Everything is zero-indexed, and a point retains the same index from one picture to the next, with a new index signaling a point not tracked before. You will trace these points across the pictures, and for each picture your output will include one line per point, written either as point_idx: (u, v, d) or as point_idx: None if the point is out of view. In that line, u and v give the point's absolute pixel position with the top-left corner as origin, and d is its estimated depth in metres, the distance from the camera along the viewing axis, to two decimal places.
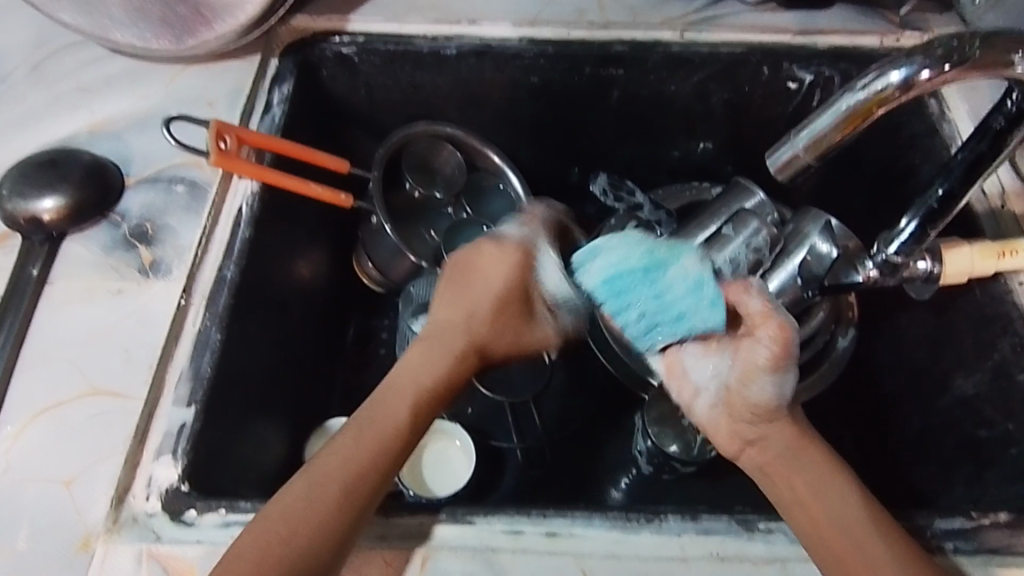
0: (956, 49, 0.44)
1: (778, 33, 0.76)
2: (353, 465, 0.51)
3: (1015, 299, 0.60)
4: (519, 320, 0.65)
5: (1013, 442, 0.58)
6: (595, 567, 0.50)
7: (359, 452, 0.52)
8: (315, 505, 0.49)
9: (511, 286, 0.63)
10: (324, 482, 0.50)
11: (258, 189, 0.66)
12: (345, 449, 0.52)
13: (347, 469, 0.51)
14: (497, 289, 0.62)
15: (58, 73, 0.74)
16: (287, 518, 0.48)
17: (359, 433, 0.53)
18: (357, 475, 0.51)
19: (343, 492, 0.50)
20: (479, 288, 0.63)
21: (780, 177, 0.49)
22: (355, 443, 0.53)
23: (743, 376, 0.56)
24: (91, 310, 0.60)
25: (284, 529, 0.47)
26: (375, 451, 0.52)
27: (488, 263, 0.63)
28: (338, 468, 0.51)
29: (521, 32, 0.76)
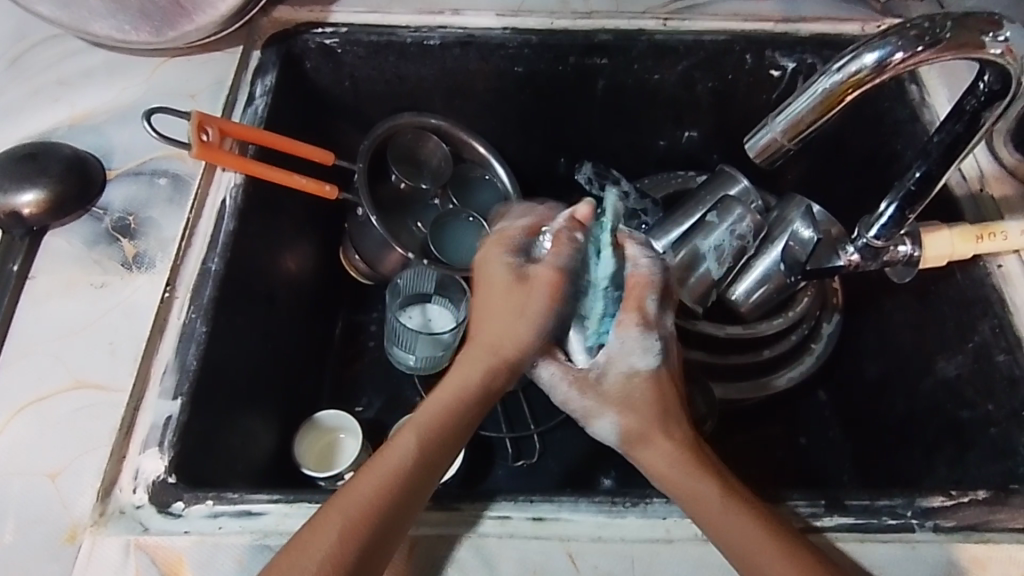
0: (929, 30, 0.44)
1: (761, 21, 0.76)
2: (352, 502, 0.46)
3: (993, 282, 0.60)
4: (522, 290, 0.54)
5: (993, 422, 0.59)
6: (582, 550, 0.50)
7: (369, 483, 0.47)
8: (310, 547, 0.45)
9: (492, 272, 0.55)
10: (322, 528, 0.45)
11: (241, 181, 0.66)
12: (353, 486, 0.47)
13: (351, 504, 0.46)
14: (489, 281, 0.55)
15: (37, 66, 0.73)
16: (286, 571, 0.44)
17: (369, 465, 0.48)
18: (365, 509, 0.46)
19: (342, 526, 0.45)
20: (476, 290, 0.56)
21: (760, 160, 0.50)
22: (363, 478, 0.48)
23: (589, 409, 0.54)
24: (74, 303, 0.60)
25: (284, 561, 0.44)
26: (386, 480, 0.47)
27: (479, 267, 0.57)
28: (340, 503, 0.47)
29: (505, 22, 0.76)
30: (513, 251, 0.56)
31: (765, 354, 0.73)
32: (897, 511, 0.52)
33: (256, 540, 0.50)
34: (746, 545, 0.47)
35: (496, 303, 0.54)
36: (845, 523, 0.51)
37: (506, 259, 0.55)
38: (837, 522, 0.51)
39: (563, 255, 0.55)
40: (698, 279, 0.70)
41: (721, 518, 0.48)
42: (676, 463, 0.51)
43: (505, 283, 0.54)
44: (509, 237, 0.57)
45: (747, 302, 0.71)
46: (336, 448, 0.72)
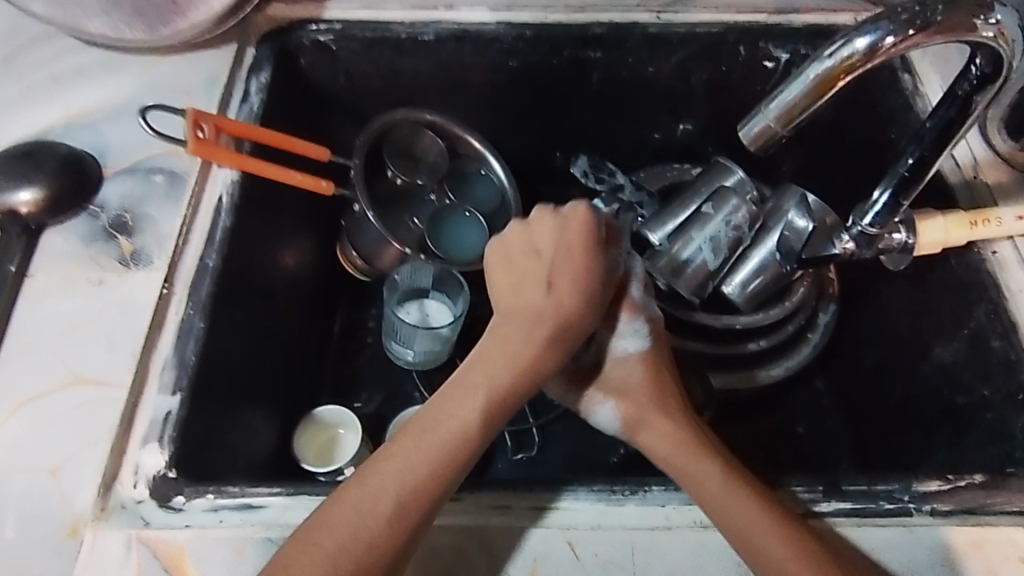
0: (920, 14, 0.45)
1: (753, 13, 0.76)
2: (405, 484, 0.47)
3: (988, 268, 0.61)
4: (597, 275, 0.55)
5: (989, 407, 0.59)
6: (582, 537, 0.51)
7: (400, 470, 0.47)
8: (368, 513, 0.46)
9: (572, 248, 0.55)
10: (372, 508, 0.46)
11: (238, 177, 0.66)
12: (404, 464, 0.48)
13: (382, 494, 0.46)
14: (560, 258, 0.55)
15: (31, 65, 0.73)
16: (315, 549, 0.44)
17: (395, 448, 0.48)
18: (415, 487, 0.47)
19: (399, 503, 0.46)
20: (542, 261, 0.56)
21: (754, 147, 0.51)
22: (391, 462, 0.48)
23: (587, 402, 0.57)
24: (72, 300, 0.60)
25: (316, 536, 0.45)
26: (414, 470, 0.47)
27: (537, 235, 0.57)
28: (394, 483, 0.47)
29: (499, 16, 0.77)
30: (593, 229, 0.55)
31: (762, 343, 0.73)
32: (895, 495, 0.52)
33: (258, 532, 0.50)
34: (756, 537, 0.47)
35: (567, 278, 0.55)
36: (843, 509, 0.52)
37: (585, 242, 0.55)
38: (834, 507, 0.51)
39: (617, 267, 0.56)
40: (694, 270, 0.70)
41: (715, 493, 0.49)
42: (684, 447, 0.52)
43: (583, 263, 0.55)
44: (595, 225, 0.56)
45: (742, 293, 0.71)
46: (335, 444, 0.72)
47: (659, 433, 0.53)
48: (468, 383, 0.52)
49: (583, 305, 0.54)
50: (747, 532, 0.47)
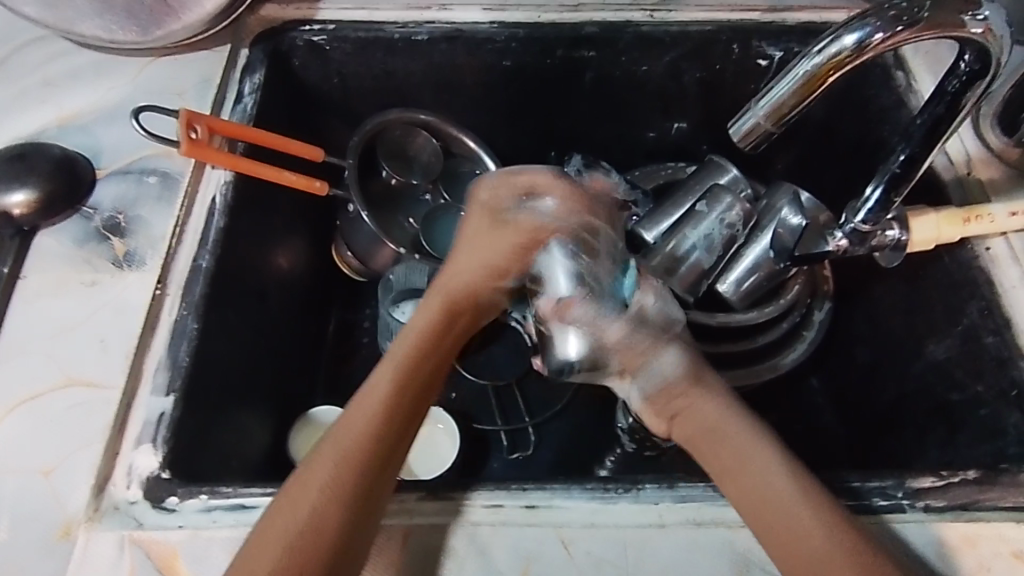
0: (907, 11, 0.45)
1: (746, 11, 0.76)
2: (342, 446, 0.47)
3: (981, 265, 0.61)
4: (500, 231, 0.58)
5: (982, 403, 0.59)
6: (574, 536, 0.51)
7: (351, 433, 0.48)
8: (312, 477, 0.46)
9: (484, 217, 0.60)
10: (317, 471, 0.46)
11: (231, 177, 0.66)
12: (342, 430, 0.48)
13: (344, 457, 0.47)
14: (479, 237, 0.59)
15: (24, 68, 0.73)
16: (278, 518, 0.44)
17: (350, 413, 0.49)
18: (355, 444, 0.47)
19: (341, 461, 0.46)
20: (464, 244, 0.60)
21: (744, 145, 0.51)
22: (346, 426, 0.48)
23: (627, 364, 0.53)
24: (65, 302, 0.60)
25: (286, 504, 0.45)
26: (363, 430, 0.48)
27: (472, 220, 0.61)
28: (331, 445, 0.47)
29: (492, 16, 0.77)
30: (501, 201, 0.60)
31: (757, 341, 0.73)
32: (888, 491, 0.52)
33: (251, 532, 0.50)
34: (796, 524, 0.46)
35: (486, 241, 0.59)
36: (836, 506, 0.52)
37: (494, 214, 0.60)
38: None
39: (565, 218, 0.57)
40: (688, 268, 0.70)
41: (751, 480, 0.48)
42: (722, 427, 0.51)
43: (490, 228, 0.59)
44: (499, 199, 0.60)
45: (737, 291, 0.71)
46: None
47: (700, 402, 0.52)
48: (414, 340, 0.54)
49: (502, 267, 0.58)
50: (776, 511, 0.47)
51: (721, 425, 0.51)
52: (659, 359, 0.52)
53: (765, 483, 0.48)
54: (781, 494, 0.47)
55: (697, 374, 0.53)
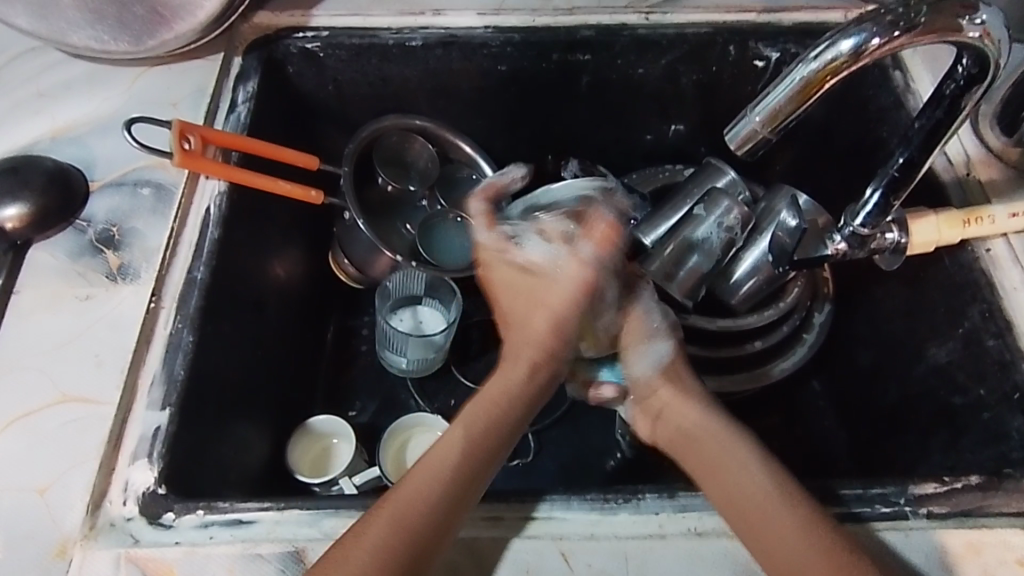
0: (903, 15, 0.44)
1: (743, 13, 0.76)
2: (401, 507, 0.48)
3: (981, 266, 0.60)
4: (540, 293, 0.60)
5: (985, 407, 0.59)
6: (574, 548, 0.50)
7: (426, 477, 0.50)
8: (361, 537, 0.46)
9: (512, 278, 0.61)
10: (366, 530, 0.47)
11: (225, 188, 0.66)
12: (400, 492, 0.49)
13: (408, 501, 0.48)
14: (515, 292, 0.61)
15: (16, 79, 0.73)
16: (333, 560, 0.46)
17: (424, 461, 0.51)
18: (411, 507, 0.48)
19: (395, 522, 0.47)
20: (505, 304, 0.62)
21: (741, 151, 0.51)
22: (420, 471, 0.50)
23: (632, 340, 0.60)
24: (59, 317, 0.60)
25: (339, 552, 0.46)
26: (439, 475, 0.50)
27: (489, 267, 0.63)
28: (390, 504, 0.48)
29: (487, 21, 0.76)
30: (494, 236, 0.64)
31: (758, 344, 0.72)
32: (890, 498, 0.52)
33: (249, 549, 0.50)
34: (775, 530, 0.48)
35: (523, 296, 0.61)
36: (845, 513, 0.51)
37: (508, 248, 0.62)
38: (838, 512, 0.51)
39: (607, 250, 0.60)
40: (687, 273, 0.70)
41: (734, 485, 0.51)
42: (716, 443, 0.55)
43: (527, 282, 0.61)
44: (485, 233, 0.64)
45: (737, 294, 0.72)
46: (330, 455, 0.73)
47: (678, 410, 0.57)
48: (486, 402, 0.56)
49: (560, 316, 0.59)
50: (759, 517, 0.49)
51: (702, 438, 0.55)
52: (651, 347, 0.59)
53: (744, 488, 0.51)
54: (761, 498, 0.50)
55: (674, 374, 0.59)
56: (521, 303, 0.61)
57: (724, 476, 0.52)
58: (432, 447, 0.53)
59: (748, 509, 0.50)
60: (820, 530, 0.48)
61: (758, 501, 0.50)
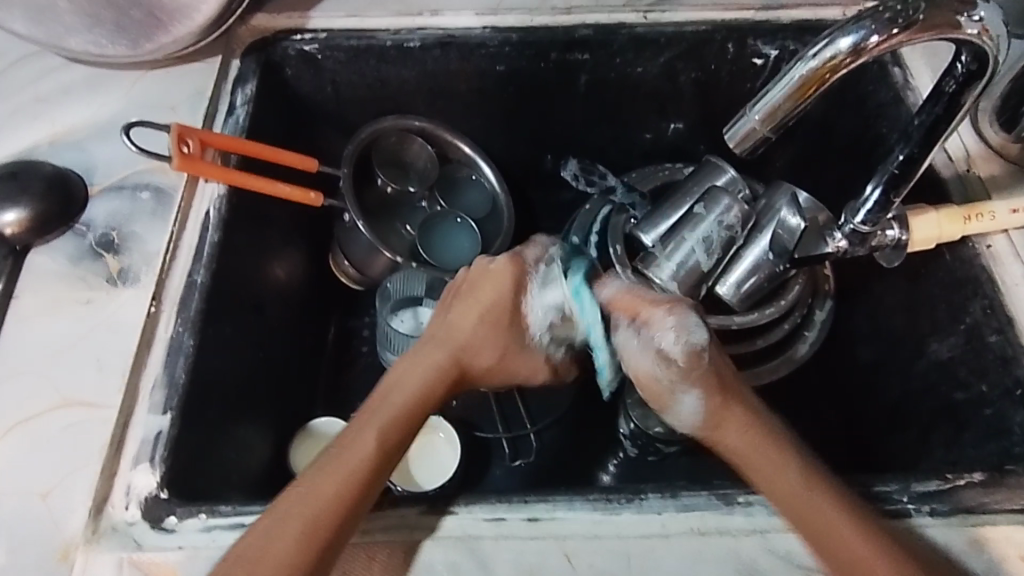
0: (902, 12, 0.44)
1: (741, 10, 0.76)
2: (312, 500, 0.47)
3: (982, 262, 0.60)
4: (504, 336, 0.58)
5: (987, 403, 0.59)
6: (578, 548, 0.50)
7: (338, 467, 0.49)
8: (285, 527, 0.46)
9: (495, 299, 0.58)
10: (282, 526, 0.46)
11: (225, 191, 0.66)
12: (312, 482, 0.48)
13: (318, 493, 0.47)
14: (477, 308, 0.58)
15: (14, 84, 0.73)
16: (243, 553, 0.45)
17: (339, 449, 0.50)
18: (322, 501, 0.47)
19: (306, 528, 0.46)
20: (466, 305, 0.59)
21: (740, 150, 0.51)
22: (333, 458, 0.49)
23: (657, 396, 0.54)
24: (60, 322, 0.60)
25: (269, 536, 0.46)
26: (352, 469, 0.49)
27: (485, 273, 0.60)
28: (305, 489, 0.48)
29: (484, 20, 0.76)
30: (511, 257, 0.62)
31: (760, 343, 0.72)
32: (894, 496, 0.52)
33: None
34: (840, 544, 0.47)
35: (482, 323, 0.58)
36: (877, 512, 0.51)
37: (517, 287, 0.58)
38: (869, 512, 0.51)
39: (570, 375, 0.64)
40: (687, 272, 0.69)
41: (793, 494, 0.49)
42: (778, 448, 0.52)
43: (495, 313, 0.58)
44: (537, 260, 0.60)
45: (738, 293, 0.70)
46: None
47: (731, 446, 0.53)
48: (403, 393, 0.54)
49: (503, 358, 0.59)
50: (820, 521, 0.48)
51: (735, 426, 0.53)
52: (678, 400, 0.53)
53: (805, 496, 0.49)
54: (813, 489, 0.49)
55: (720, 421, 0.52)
56: (480, 323, 0.58)
57: (781, 484, 0.50)
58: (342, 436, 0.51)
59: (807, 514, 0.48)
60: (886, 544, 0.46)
61: (829, 515, 0.48)
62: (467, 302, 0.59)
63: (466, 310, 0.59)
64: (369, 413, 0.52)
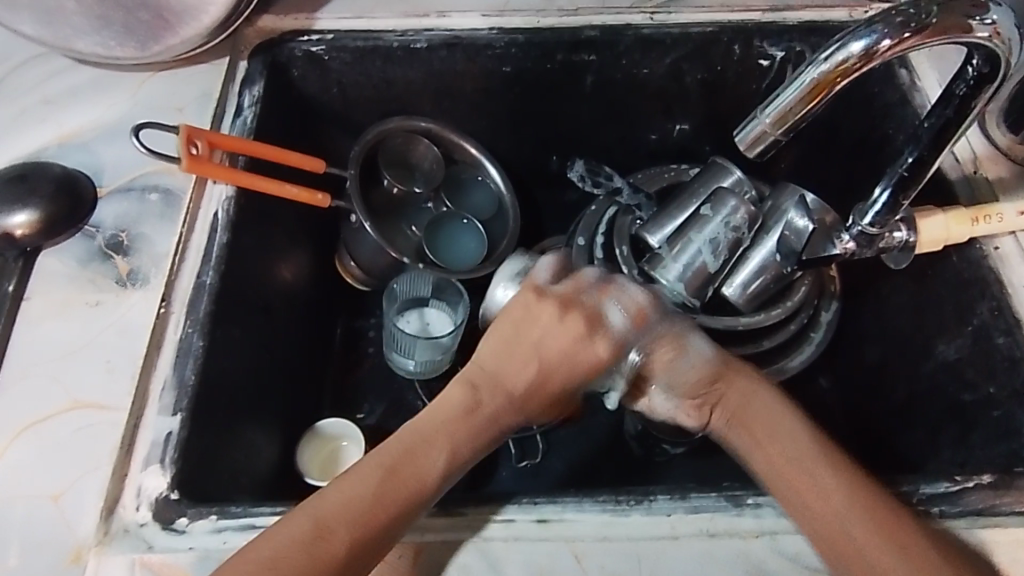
0: (914, 16, 0.44)
1: (747, 11, 0.76)
2: (365, 515, 0.47)
3: (989, 263, 0.61)
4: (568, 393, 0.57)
5: (995, 404, 0.59)
6: (588, 550, 0.50)
7: (397, 490, 0.49)
8: (333, 534, 0.47)
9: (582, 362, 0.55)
10: (333, 535, 0.46)
11: (233, 193, 0.66)
12: (364, 495, 0.48)
13: (370, 510, 0.48)
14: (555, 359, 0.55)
15: (23, 86, 0.73)
16: (275, 555, 0.45)
17: (397, 471, 0.50)
18: (369, 518, 0.47)
19: (355, 545, 0.47)
20: (551, 352, 0.55)
21: (750, 152, 0.51)
22: (392, 477, 0.49)
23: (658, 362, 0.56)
24: (69, 323, 0.60)
25: (315, 533, 0.46)
26: (408, 494, 0.49)
27: (585, 325, 0.55)
28: (358, 499, 0.48)
29: (491, 21, 0.76)
30: (597, 302, 0.56)
31: (765, 343, 0.72)
32: (903, 498, 0.52)
33: None
34: (858, 533, 0.48)
35: (555, 371, 0.56)
36: None
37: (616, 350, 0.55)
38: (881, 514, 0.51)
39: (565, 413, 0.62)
40: (694, 272, 0.69)
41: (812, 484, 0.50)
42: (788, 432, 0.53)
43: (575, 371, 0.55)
44: (624, 341, 0.55)
45: (744, 293, 0.70)
46: (338, 457, 0.73)
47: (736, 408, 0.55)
48: (462, 428, 0.53)
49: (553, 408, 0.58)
50: (834, 511, 0.49)
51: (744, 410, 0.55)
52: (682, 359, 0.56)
53: (823, 484, 0.50)
54: (811, 464, 0.51)
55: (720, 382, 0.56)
56: (557, 374, 0.56)
57: (801, 469, 0.50)
58: (391, 460, 0.50)
59: (819, 504, 0.49)
60: (897, 531, 0.47)
61: (841, 503, 0.49)
62: (551, 347, 0.55)
63: (542, 354, 0.55)
64: (424, 439, 0.52)
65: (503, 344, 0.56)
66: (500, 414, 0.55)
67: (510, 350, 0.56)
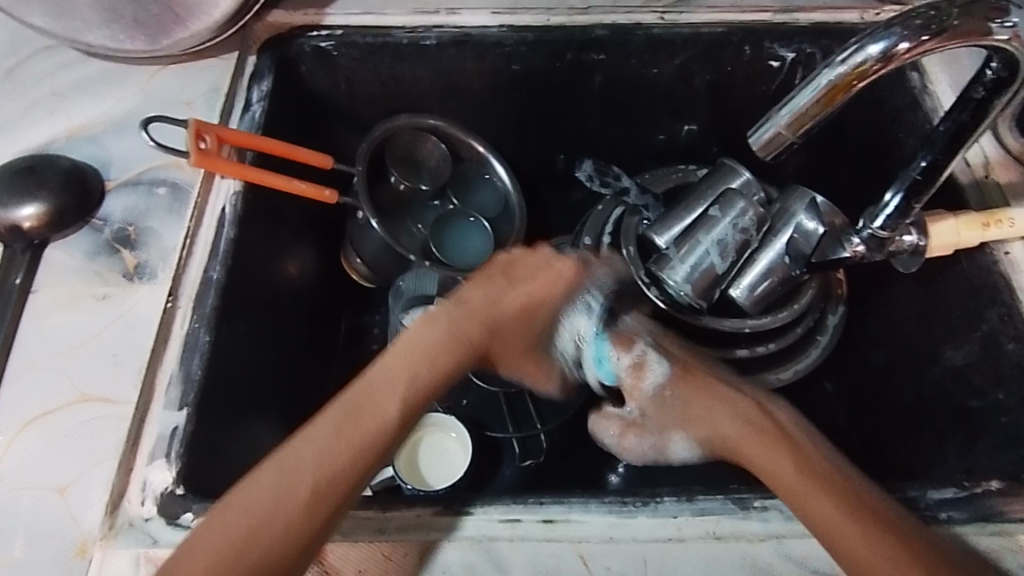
0: (934, 19, 0.45)
1: (758, 12, 0.75)
2: (323, 457, 0.47)
3: (1000, 269, 0.60)
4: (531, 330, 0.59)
5: (1004, 411, 0.59)
6: (593, 551, 0.50)
7: (355, 427, 0.48)
8: (288, 479, 0.46)
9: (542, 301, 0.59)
10: (293, 478, 0.46)
11: (241, 188, 0.66)
12: (323, 435, 0.48)
13: (327, 450, 0.47)
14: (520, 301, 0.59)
15: (32, 78, 0.73)
16: (246, 503, 0.45)
17: (359, 406, 0.49)
18: (327, 460, 0.47)
19: (314, 490, 0.46)
20: (518, 292, 0.59)
21: (763, 155, 0.51)
22: (353, 414, 0.49)
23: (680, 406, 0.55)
24: (76, 316, 0.60)
25: (275, 480, 0.46)
26: (368, 433, 0.48)
27: (543, 269, 0.61)
28: (317, 437, 0.48)
29: (501, 20, 0.76)
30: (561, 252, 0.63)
31: (772, 346, 0.72)
32: (910, 504, 0.52)
33: None
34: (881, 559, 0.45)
35: (518, 310, 0.58)
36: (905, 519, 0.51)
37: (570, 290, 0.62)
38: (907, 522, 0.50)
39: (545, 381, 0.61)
40: (700, 273, 0.68)
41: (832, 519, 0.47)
42: (807, 470, 0.51)
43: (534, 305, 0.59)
44: (581, 271, 0.63)
45: (751, 296, 0.69)
46: None
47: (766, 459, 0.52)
48: (427, 365, 0.52)
49: None
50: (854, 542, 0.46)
51: (763, 454, 0.52)
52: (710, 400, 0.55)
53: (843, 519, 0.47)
54: (825, 494, 0.49)
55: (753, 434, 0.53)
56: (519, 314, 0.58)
57: (818, 502, 0.48)
58: (354, 396, 0.50)
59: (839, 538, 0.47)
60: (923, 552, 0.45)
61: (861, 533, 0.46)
62: (518, 288, 0.59)
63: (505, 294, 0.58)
64: (384, 373, 0.51)
65: (484, 285, 0.58)
66: (466, 352, 0.55)
67: (482, 290, 0.58)
